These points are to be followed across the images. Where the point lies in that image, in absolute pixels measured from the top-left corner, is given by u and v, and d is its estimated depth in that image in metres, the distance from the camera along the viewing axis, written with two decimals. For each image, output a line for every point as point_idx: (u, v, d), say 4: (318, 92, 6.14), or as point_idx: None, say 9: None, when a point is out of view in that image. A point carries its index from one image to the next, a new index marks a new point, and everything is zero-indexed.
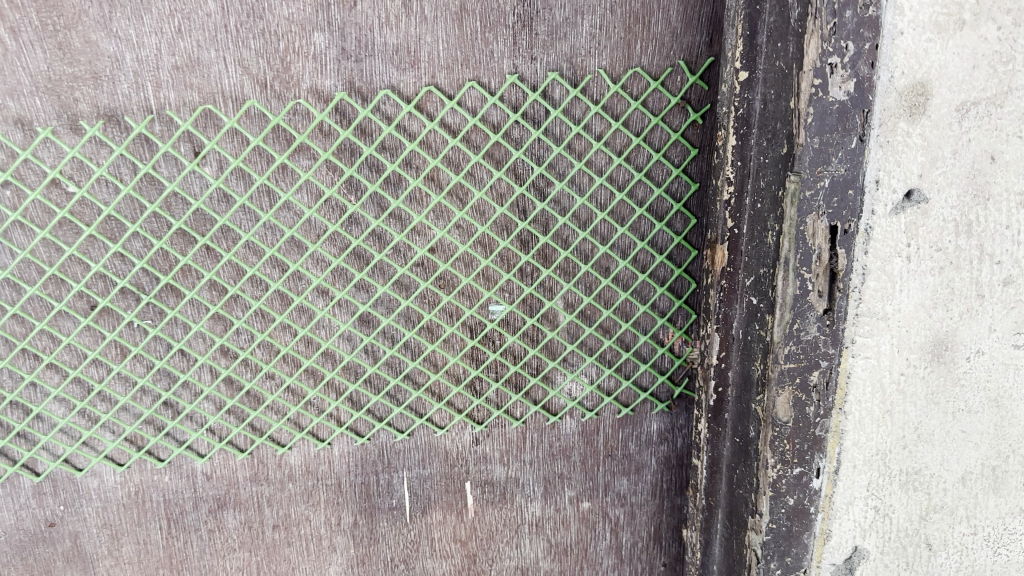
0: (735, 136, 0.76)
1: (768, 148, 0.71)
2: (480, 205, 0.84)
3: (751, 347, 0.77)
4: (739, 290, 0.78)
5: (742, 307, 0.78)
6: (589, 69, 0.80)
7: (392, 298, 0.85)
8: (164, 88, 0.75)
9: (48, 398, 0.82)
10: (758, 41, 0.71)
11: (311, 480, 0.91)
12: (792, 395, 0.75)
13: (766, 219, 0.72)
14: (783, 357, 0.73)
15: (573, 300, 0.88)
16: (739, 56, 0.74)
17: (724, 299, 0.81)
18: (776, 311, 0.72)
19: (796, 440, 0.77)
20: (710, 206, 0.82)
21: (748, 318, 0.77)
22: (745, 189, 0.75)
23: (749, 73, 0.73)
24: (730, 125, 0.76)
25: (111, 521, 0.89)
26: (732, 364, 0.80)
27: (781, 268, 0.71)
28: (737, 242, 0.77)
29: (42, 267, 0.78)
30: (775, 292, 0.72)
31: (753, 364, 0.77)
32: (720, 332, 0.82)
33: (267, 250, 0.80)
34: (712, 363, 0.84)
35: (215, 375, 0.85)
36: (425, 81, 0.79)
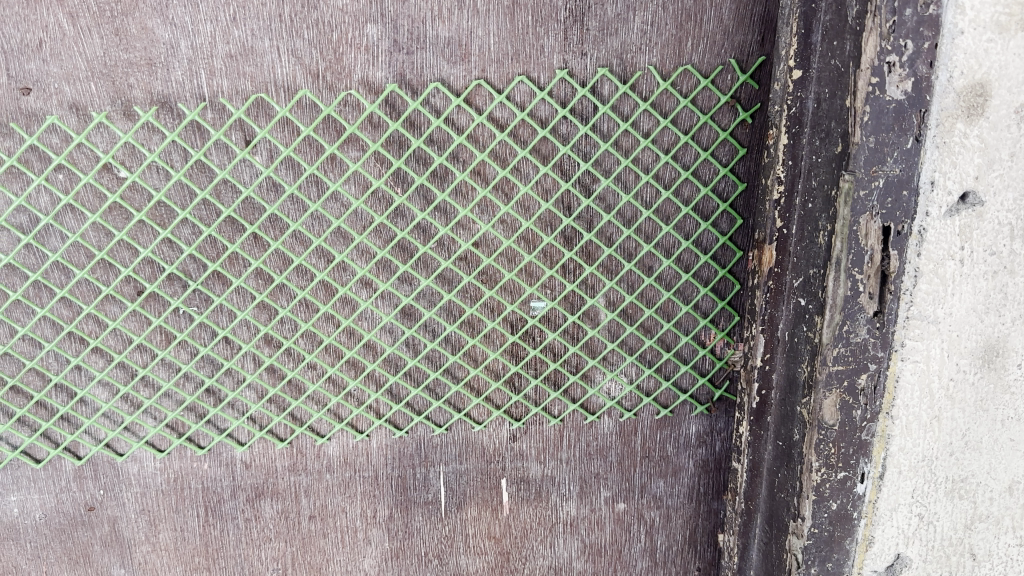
0: (787, 135, 0.75)
1: (822, 147, 0.71)
2: (526, 200, 0.84)
3: (799, 348, 0.76)
4: (786, 291, 0.77)
5: (790, 309, 0.77)
6: (639, 66, 0.80)
7: (434, 292, 0.85)
8: (218, 76, 0.76)
9: (92, 381, 0.83)
10: (813, 40, 0.71)
11: (348, 471, 0.91)
12: (838, 398, 0.74)
13: (817, 219, 0.72)
14: (832, 359, 0.72)
15: (614, 299, 0.88)
16: (793, 55, 0.73)
17: (770, 300, 0.79)
18: (826, 312, 0.71)
19: (842, 443, 0.76)
20: (758, 206, 0.81)
21: (796, 319, 0.76)
22: (795, 188, 0.74)
23: (803, 72, 0.72)
24: (782, 124, 0.76)
25: (150, 507, 0.89)
26: (777, 366, 0.80)
27: (832, 269, 0.70)
28: (786, 242, 0.76)
29: (92, 252, 0.79)
30: (826, 293, 0.71)
31: (800, 365, 0.76)
32: (765, 335, 0.81)
33: (314, 240, 0.81)
34: (756, 365, 0.83)
35: (258, 363, 0.85)
36: (475, 74, 0.78)
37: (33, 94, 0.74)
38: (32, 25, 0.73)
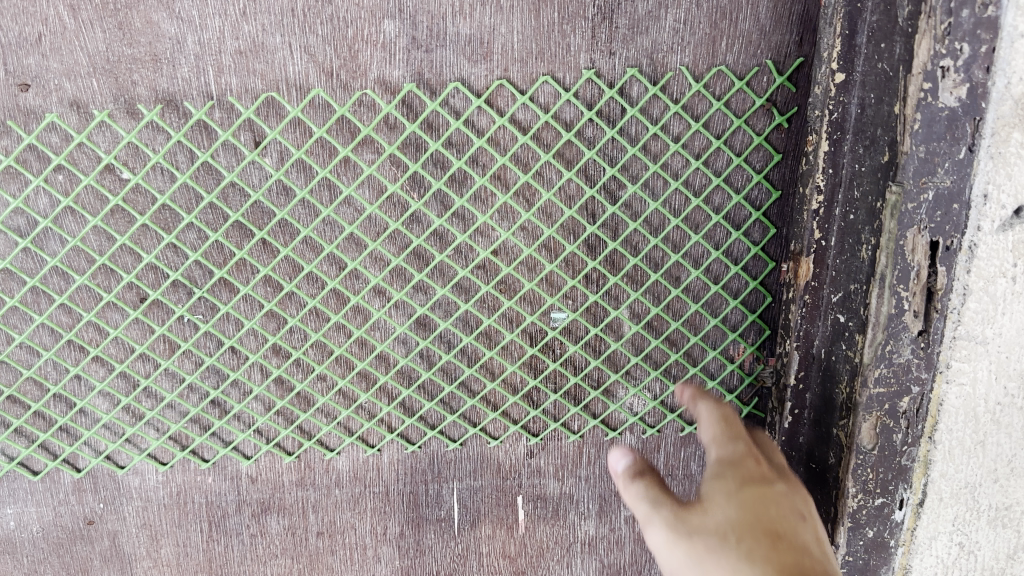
0: (828, 142, 0.70)
1: (865, 156, 0.66)
2: (548, 206, 0.79)
3: (836, 368, 0.72)
4: (823, 306, 0.73)
5: (828, 325, 0.73)
6: (670, 66, 0.75)
7: (450, 301, 0.81)
8: (226, 73, 0.72)
9: (92, 391, 0.79)
10: (858, 41, 0.66)
11: (358, 486, 0.87)
12: (878, 421, 0.70)
13: (859, 231, 0.68)
14: (873, 381, 0.69)
15: (639, 310, 0.84)
16: (835, 57, 0.68)
17: (806, 316, 0.75)
18: (867, 331, 0.68)
19: (880, 469, 0.72)
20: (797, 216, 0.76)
21: (833, 337, 0.72)
22: (835, 198, 0.70)
23: (846, 75, 0.67)
24: (822, 130, 0.70)
25: (152, 521, 0.86)
26: (812, 386, 0.76)
27: (875, 285, 0.67)
28: (824, 255, 0.72)
29: (92, 256, 0.75)
30: (869, 311, 0.68)
31: (837, 387, 0.72)
32: (800, 353, 0.76)
33: (325, 247, 0.76)
34: (789, 383, 0.78)
35: (266, 375, 0.81)
36: (498, 73, 0.74)
37: (32, 90, 0.71)
38: (31, 18, 0.69)
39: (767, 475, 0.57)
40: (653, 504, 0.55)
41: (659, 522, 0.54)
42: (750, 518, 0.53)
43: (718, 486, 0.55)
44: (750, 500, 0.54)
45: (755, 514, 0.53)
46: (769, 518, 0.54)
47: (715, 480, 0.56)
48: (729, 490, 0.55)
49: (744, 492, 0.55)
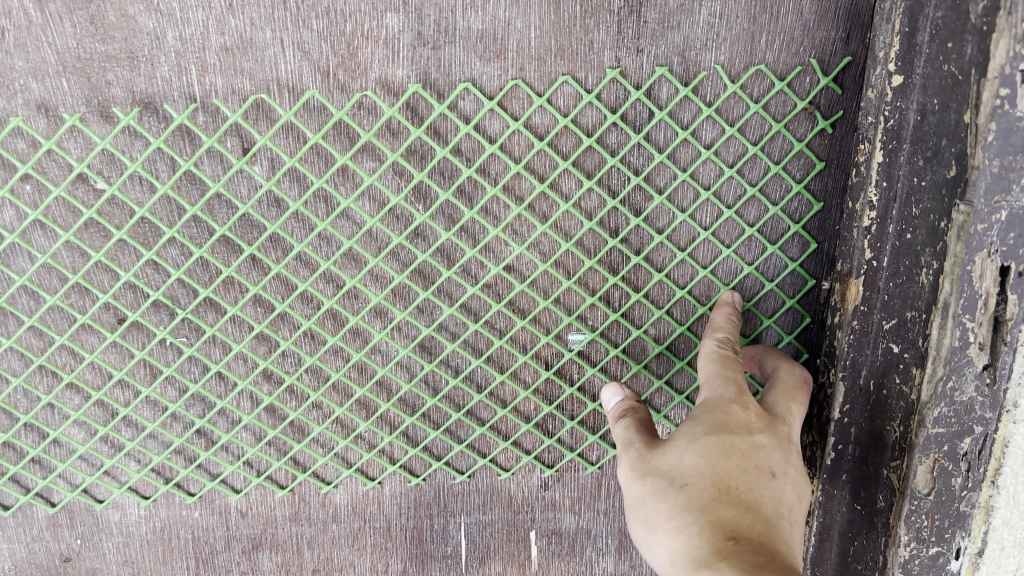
0: (883, 152, 0.61)
1: (927, 169, 0.57)
2: (566, 219, 0.72)
3: (887, 404, 0.64)
4: (872, 334, 0.65)
5: (877, 356, 0.64)
6: (703, 65, 0.68)
7: (458, 323, 0.74)
8: (211, 72, 0.64)
9: (66, 421, 0.72)
10: (920, 39, 0.57)
11: (357, 521, 0.80)
12: (936, 464, 0.61)
13: (918, 253, 0.59)
14: (931, 420, 0.59)
15: (663, 332, 0.76)
16: (893, 57, 0.59)
17: (855, 345, 0.66)
18: (927, 364, 0.59)
19: (937, 516, 0.62)
20: (845, 233, 0.67)
21: (885, 369, 0.64)
22: (889, 214, 0.61)
23: (905, 78, 0.58)
24: (875, 139, 0.62)
25: (134, 558, 0.79)
26: (857, 421, 0.67)
27: (937, 315, 0.58)
28: (875, 278, 0.63)
29: (64, 274, 0.68)
30: (928, 343, 0.59)
31: (888, 425, 0.64)
32: (845, 385, 0.67)
33: (321, 264, 0.69)
34: (830, 418, 0.69)
35: (256, 403, 0.74)
36: (512, 73, 0.67)
37: None
38: None
39: (750, 423, 0.55)
40: (624, 444, 0.57)
41: (623, 463, 0.56)
42: (707, 464, 0.52)
43: (688, 429, 0.55)
44: (715, 444, 0.53)
45: (714, 460, 0.53)
46: (728, 469, 0.52)
47: (688, 423, 0.56)
48: (696, 432, 0.54)
49: (711, 438, 0.54)
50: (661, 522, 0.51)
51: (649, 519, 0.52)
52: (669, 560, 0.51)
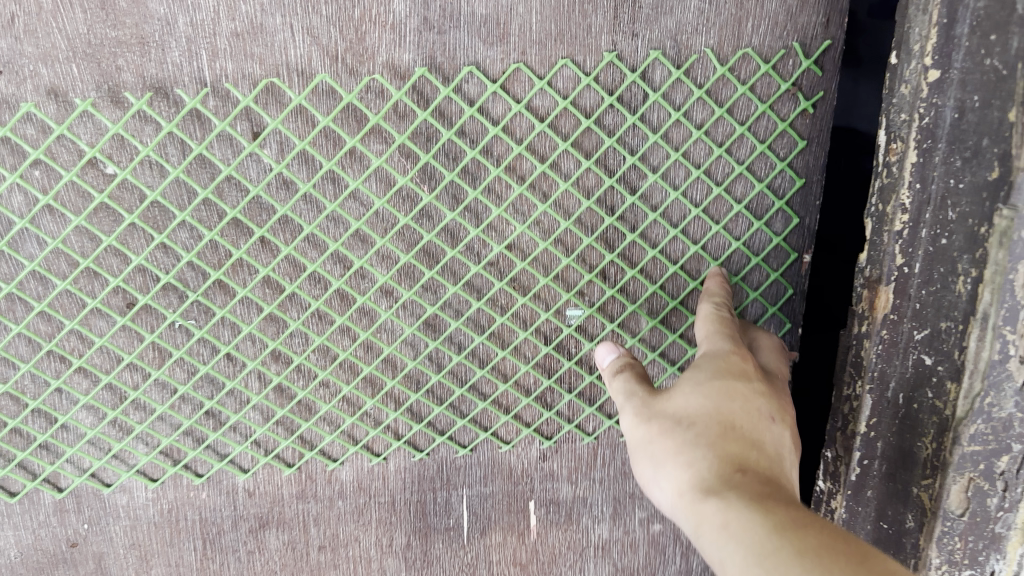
0: (916, 151, 0.57)
1: (965, 170, 0.54)
2: (565, 198, 0.75)
3: (920, 420, 0.60)
4: (902, 344, 0.61)
5: (907, 368, 0.61)
6: (694, 49, 0.71)
7: (461, 300, 0.76)
8: (221, 57, 0.66)
9: (75, 406, 0.73)
10: (958, 31, 0.53)
11: (362, 497, 0.82)
12: (972, 487, 0.57)
13: (954, 260, 0.55)
14: (966, 439, 0.55)
15: (657, 306, 0.80)
16: (930, 50, 0.56)
17: (884, 355, 0.63)
18: (962, 379, 0.55)
19: (972, 541, 0.58)
20: (873, 234, 0.64)
21: (915, 383, 0.60)
22: (922, 217, 0.58)
23: (942, 71, 0.55)
24: (908, 138, 0.58)
25: (141, 541, 0.80)
26: (885, 437, 0.64)
27: (975, 326, 0.54)
28: (907, 284, 0.59)
29: (75, 259, 0.69)
30: (965, 356, 0.55)
31: (919, 442, 0.60)
32: (872, 399, 0.64)
33: (330, 245, 0.71)
34: (858, 432, 0.66)
35: (264, 383, 0.76)
36: (514, 57, 0.69)
37: (4, 77, 0.65)
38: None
39: (749, 373, 0.59)
40: (628, 394, 0.61)
41: (628, 408, 0.59)
42: (714, 405, 0.56)
43: (692, 375, 0.59)
44: (719, 387, 0.57)
45: (718, 400, 0.56)
46: (732, 409, 0.56)
47: (691, 371, 0.59)
48: (699, 378, 0.58)
49: (716, 381, 0.58)
50: (670, 455, 0.54)
51: (657, 455, 0.55)
52: (676, 491, 0.53)
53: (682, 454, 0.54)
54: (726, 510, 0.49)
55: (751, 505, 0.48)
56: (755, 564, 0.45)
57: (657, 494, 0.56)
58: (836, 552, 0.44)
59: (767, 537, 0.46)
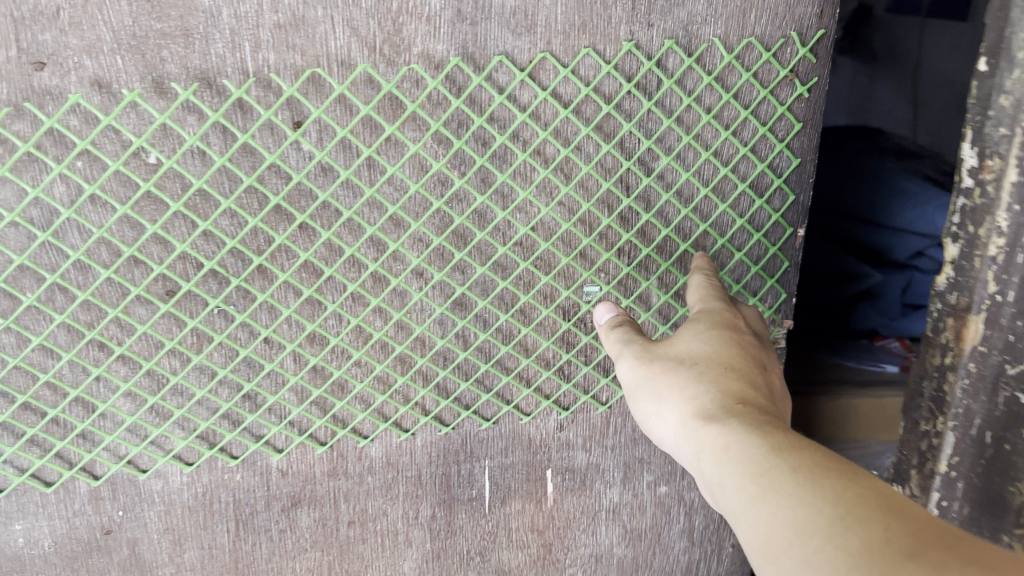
0: (1014, 173, 0.66)
1: None
2: (586, 179, 0.79)
3: (1010, 458, 0.71)
4: (991, 379, 0.71)
5: (998, 404, 0.71)
6: (703, 38, 0.77)
7: (487, 279, 0.80)
8: (264, 48, 0.68)
9: (116, 393, 0.74)
10: None
11: (391, 472, 0.86)
12: None
13: None
14: None
15: (667, 280, 0.85)
16: None
17: (969, 392, 0.73)
18: None
19: None
20: (968, 250, 0.71)
21: (1010, 420, 0.70)
22: (1018, 242, 0.67)
23: None
24: (1009, 154, 0.66)
25: (175, 525, 0.82)
26: (972, 465, 0.75)
27: None
28: (1001, 314, 0.69)
29: (119, 248, 0.70)
30: None
31: (1010, 478, 0.71)
32: (956, 434, 0.76)
33: (367, 229, 0.74)
34: (939, 470, 0.78)
35: (300, 364, 0.78)
36: (541, 46, 0.73)
37: (48, 69, 0.65)
38: None
39: (741, 327, 0.66)
40: (629, 340, 0.66)
41: (629, 352, 0.65)
42: (711, 348, 0.62)
43: (691, 327, 0.65)
44: (717, 335, 0.63)
45: (716, 348, 0.62)
46: (727, 353, 0.62)
47: (691, 323, 0.66)
48: (700, 330, 0.64)
49: (713, 331, 0.64)
50: (671, 390, 0.60)
51: (659, 389, 0.61)
52: (676, 421, 0.59)
53: (683, 388, 0.59)
54: (726, 435, 0.53)
55: (749, 429, 0.53)
56: (755, 480, 0.50)
57: (657, 428, 0.61)
58: (829, 467, 0.48)
59: (764, 455, 0.50)
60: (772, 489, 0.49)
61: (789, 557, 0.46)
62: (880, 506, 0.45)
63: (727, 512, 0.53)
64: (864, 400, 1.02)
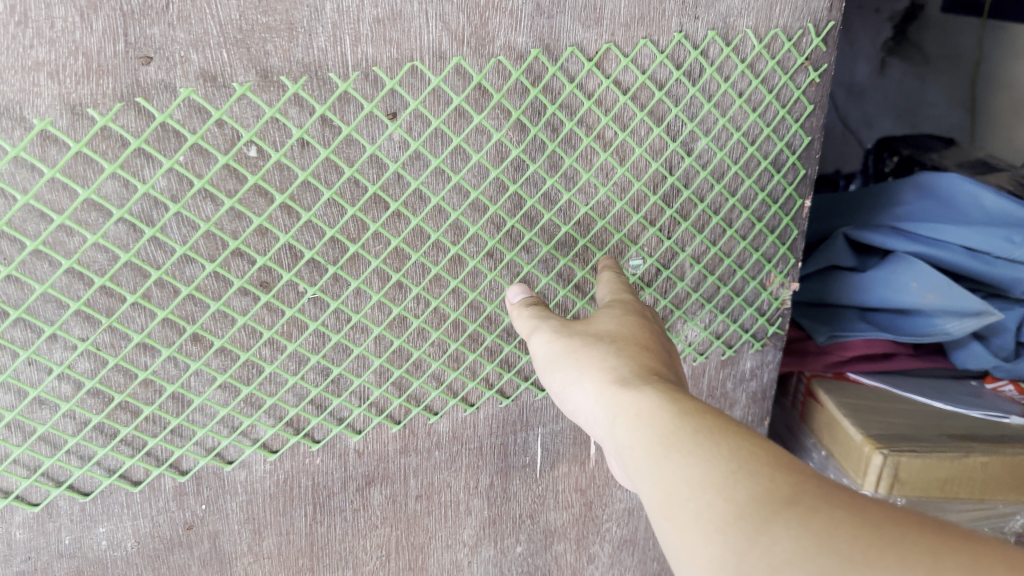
0: None
1: None
2: (637, 162, 0.86)
3: None
4: None
5: None
6: (738, 29, 0.83)
7: (551, 257, 0.87)
8: (363, 42, 0.70)
9: (213, 385, 0.75)
10: None
11: (456, 445, 0.90)
12: None
13: None
14: None
15: (699, 252, 0.94)
16: None
17: None
18: None
19: None
20: None
21: None
22: None
23: None
24: None
25: (256, 514, 0.83)
26: None
27: None
28: None
29: (222, 241, 0.71)
30: None
31: None
32: None
33: (452, 214, 0.79)
34: None
35: (384, 346, 0.81)
36: (606, 37, 0.79)
37: (154, 63, 0.65)
38: None
39: (651, 319, 0.67)
40: (548, 320, 0.68)
41: (548, 330, 0.67)
42: (625, 331, 0.64)
43: (610, 313, 0.67)
44: (635, 322, 0.65)
45: (633, 331, 0.64)
46: (643, 338, 0.63)
47: (609, 309, 0.68)
48: (618, 315, 0.66)
49: (628, 318, 0.66)
50: (587, 364, 0.61)
51: (574, 359, 0.62)
52: (593, 392, 0.59)
53: (600, 361, 0.60)
54: (638, 403, 0.54)
55: (662, 397, 0.53)
56: (661, 441, 0.50)
57: (573, 400, 0.61)
58: (731, 432, 0.49)
59: (671, 419, 0.51)
60: (675, 449, 0.49)
61: (685, 511, 0.46)
62: (776, 463, 0.46)
63: (632, 477, 0.53)
64: (997, 458, 0.95)
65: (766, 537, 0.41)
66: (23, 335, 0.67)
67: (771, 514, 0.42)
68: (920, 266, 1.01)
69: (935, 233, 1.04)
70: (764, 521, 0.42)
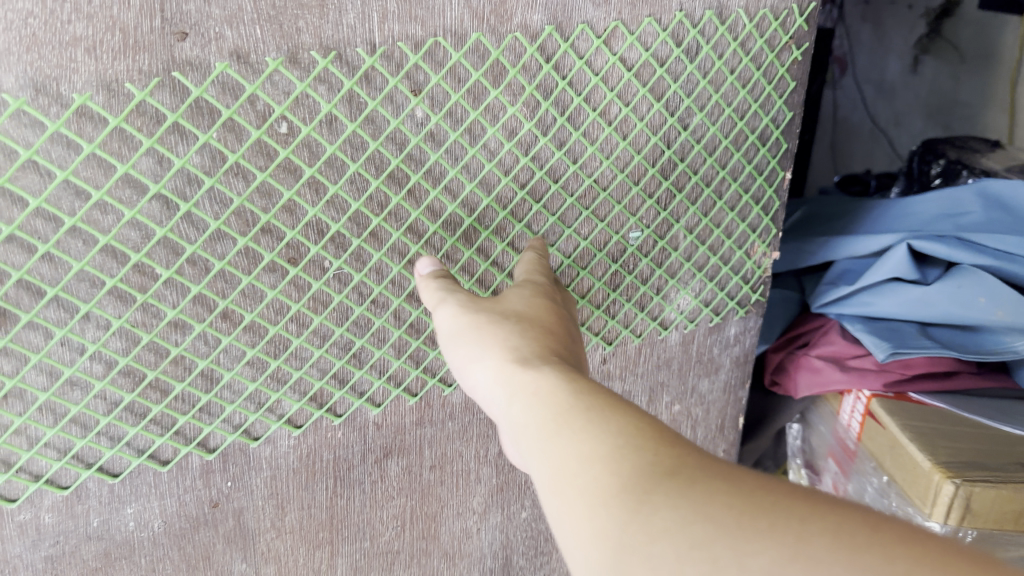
0: None
1: None
2: (637, 137, 0.89)
3: None
4: None
5: None
6: (731, 8, 0.86)
7: (556, 230, 0.90)
8: (390, 19, 0.71)
9: (242, 362, 0.76)
10: None
11: (468, 416, 0.92)
12: None
13: None
14: None
15: (691, 223, 0.98)
16: None
17: None
18: None
19: None
20: None
21: None
22: None
23: None
24: None
25: (279, 489, 0.85)
26: None
27: None
28: None
29: (253, 217, 0.71)
30: None
31: None
32: None
33: (467, 188, 0.81)
34: None
35: (403, 319, 0.83)
36: (614, 15, 0.81)
37: (190, 39, 0.64)
38: None
39: (560, 301, 0.66)
40: (452, 293, 0.65)
41: (451, 303, 0.64)
42: (532, 310, 0.61)
43: (517, 292, 0.65)
44: (542, 302, 0.63)
45: (538, 311, 0.61)
46: (553, 319, 0.61)
47: (518, 288, 0.66)
48: (526, 295, 0.64)
49: (536, 298, 0.64)
50: (487, 340, 0.58)
51: (473, 333, 0.59)
52: (490, 371, 0.56)
53: (501, 337, 0.57)
54: (537, 381, 0.52)
55: (563, 377, 0.52)
56: (557, 419, 0.49)
57: (468, 379, 0.59)
58: (623, 412, 0.47)
59: (566, 397, 0.49)
60: (567, 427, 0.48)
61: (573, 487, 0.44)
62: (665, 440, 0.44)
63: (524, 456, 0.51)
64: None
65: (648, 507, 0.40)
66: (56, 314, 0.67)
67: (651, 489, 0.41)
68: (988, 282, 1.00)
69: (999, 245, 1.03)
70: (645, 497, 0.40)
